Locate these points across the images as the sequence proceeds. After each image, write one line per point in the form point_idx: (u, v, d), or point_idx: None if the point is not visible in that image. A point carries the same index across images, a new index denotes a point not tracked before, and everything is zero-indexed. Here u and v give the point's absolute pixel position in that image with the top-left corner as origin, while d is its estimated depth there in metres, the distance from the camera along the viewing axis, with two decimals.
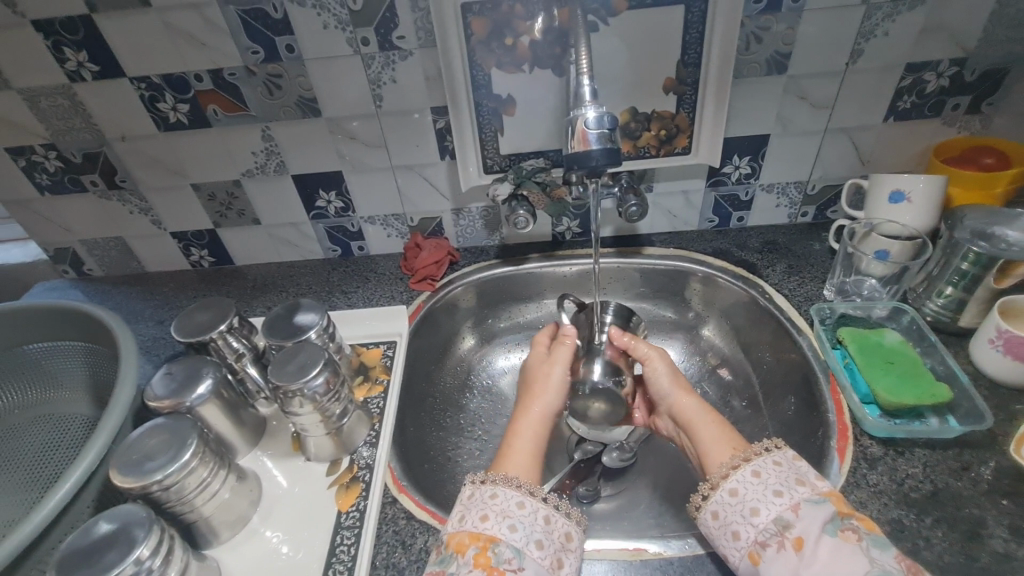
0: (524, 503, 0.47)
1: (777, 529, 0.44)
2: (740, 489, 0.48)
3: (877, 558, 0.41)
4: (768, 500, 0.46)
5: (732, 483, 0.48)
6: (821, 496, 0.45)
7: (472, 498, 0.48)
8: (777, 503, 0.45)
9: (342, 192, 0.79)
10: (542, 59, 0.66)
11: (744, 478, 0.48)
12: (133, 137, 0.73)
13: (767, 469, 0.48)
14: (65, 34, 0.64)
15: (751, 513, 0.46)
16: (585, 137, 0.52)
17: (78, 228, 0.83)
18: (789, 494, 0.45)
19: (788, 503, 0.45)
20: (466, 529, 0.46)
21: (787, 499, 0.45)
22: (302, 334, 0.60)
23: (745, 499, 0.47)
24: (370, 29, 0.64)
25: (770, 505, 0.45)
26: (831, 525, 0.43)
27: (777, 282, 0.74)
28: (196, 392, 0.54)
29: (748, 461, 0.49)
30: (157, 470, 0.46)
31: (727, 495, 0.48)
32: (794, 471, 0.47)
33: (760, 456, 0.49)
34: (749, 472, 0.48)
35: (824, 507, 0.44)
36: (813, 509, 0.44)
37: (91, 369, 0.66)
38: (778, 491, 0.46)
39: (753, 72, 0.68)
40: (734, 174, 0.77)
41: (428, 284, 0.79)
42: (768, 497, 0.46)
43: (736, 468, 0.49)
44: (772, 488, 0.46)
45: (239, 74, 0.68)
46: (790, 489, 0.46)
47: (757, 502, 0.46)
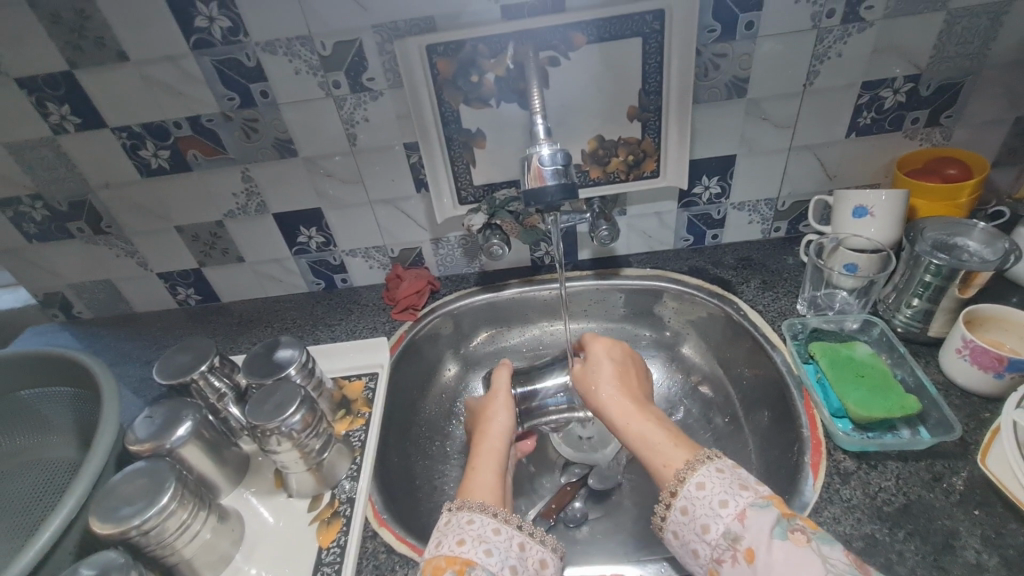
0: (500, 529, 0.47)
1: (727, 543, 0.43)
2: (689, 505, 0.46)
3: (828, 555, 0.40)
4: (715, 514, 0.45)
5: (681, 500, 0.47)
6: (764, 500, 0.44)
7: (449, 525, 0.48)
8: (723, 515, 0.44)
9: (323, 228, 0.81)
10: (508, 93, 0.68)
11: (690, 493, 0.47)
12: (116, 184, 0.75)
13: (710, 478, 0.47)
14: (48, 90, 0.67)
15: (703, 530, 0.45)
16: (542, 174, 0.54)
17: (66, 273, 0.85)
18: (733, 502, 0.44)
19: (734, 513, 0.44)
20: (443, 553, 0.45)
21: (733, 509, 0.44)
22: (282, 371, 0.61)
23: (695, 515, 0.46)
24: (340, 73, 0.67)
25: (717, 519, 0.44)
26: (778, 528, 0.42)
27: (751, 298, 0.75)
28: (176, 434, 0.55)
29: (695, 470, 0.48)
30: (135, 515, 0.47)
31: (678, 511, 0.47)
32: (737, 477, 0.46)
33: (706, 462, 0.48)
34: (693, 485, 0.47)
35: (768, 510, 0.43)
36: (758, 515, 0.43)
37: (77, 414, 0.67)
38: (723, 501, 0.45)
39: (714, 97, 0.70)
40: (704, 194, 0.79)
41: (411, 314, 0.81)
42: (715, 510, 0.45)
43: (687, 479, 0.47)
44: (717, 498, 0.45)
45: (216, 120, 0.70)
46: (735, 497, 0.45)
47: (706, 518, 0.45)
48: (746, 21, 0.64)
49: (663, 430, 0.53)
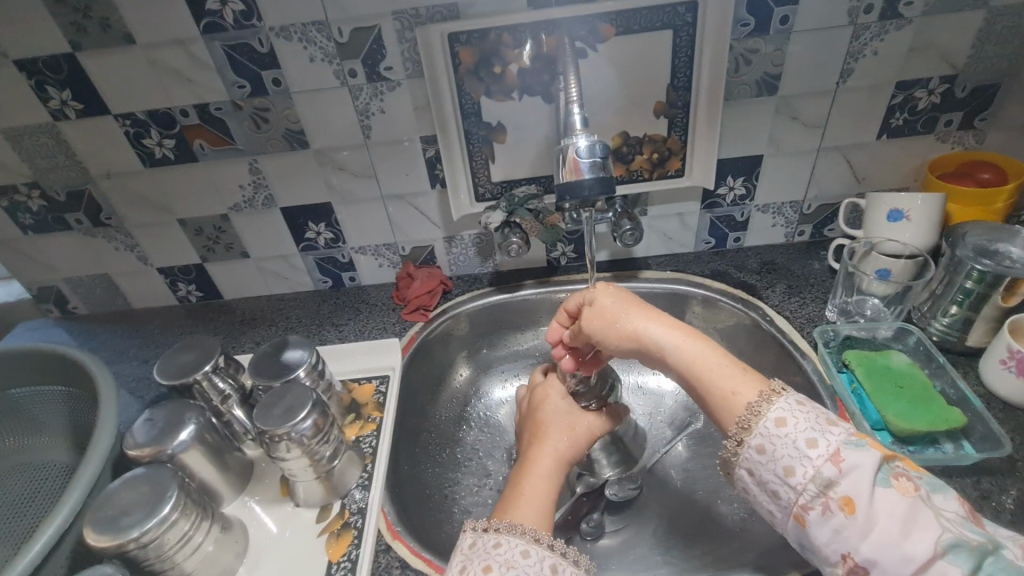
0: (530, 551, 0.44)
1: (820, 489, 0.41)
2: (767, 444, 0.44)
3: (937, 505, 0.40)
4: (802, 455, 0.42)
5: (757, 438, 0.44)
6: (859, 439, 0.42)
7: (474, 547, 0.45)
8: (813, 457, 0.42)
9: (332, 224, 0.78)
10: (532, 86, 0.65)
11: (766, 430, 0.44)
12: (118, 173, 0.72)
13: (792, 413, 0.44)
14: (48, 74, 0.64)
15: (786, 473, 0.43)
16: (578, 166, 0.52)
17: (62, 266, 0.82)
18: (827, 442, 0.42)
19: (827, 455, 0.42)
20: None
21: (824, 450, 0.42)
22: (291, 372, 0.58)
23: (775, 456, 0.43)
24: (356, 61, 0.64)
25: (805, 462, 0.42)
26: (882, 475, 0.40)
27: (777, 303, 0.72)
28: (177, 438, 0.52)
29: (772, 405, 0.45)
30: (134, 527, 0.43)
31: (756, 448, 0.44)
32: (820, 412, 0.45)
33: (782, 395, 0.46)
34: (772, 421, 0.44)
35: (868, 451, 0.41)
36: (857, 455, 0.41)
37: (72, 414, 0.64)
38: (811, 441, 0.42)
39: (744, 94, 0.67)
40: (728, 195, 0.76)
41: (422, 314, 0.78)
42: (803, 452, 0.42)
43: (763, 413, 0.45)
44: (803, 437, 0.43)
45: (225, 108, 0.67)
46: (824, 436, 0.42)
47: (790, 460, 0.43)
48: (781, 15, 0.62)
49: (722, 355, 0.49)
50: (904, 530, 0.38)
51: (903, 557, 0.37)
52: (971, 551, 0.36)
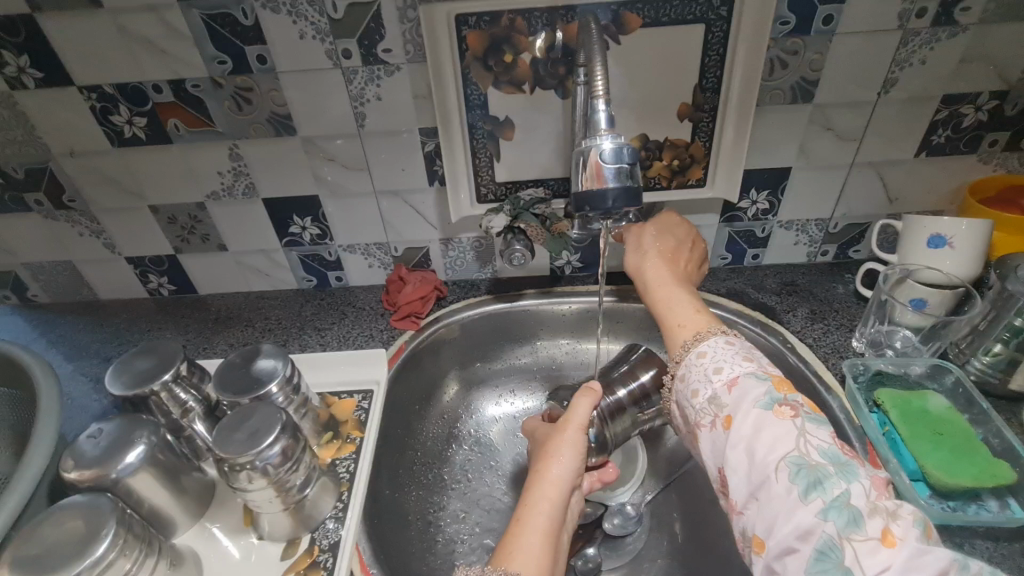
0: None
1: (711, 407, 0.42)
2: (687, 373, 0.46)
3: (809, 430, 0.37)
4: (708, 380, 0.44)
5: (683, 368, 0.47)
6: (764, 374, 0.42)
7: None
8: (715, 380, 0.43)
9: (319, 218, 0.71)
10: (545, 79, 0.59)
11: (691, 361, 0.46)
12: (82, 152, 0.65)
13: (715, 348, 0.46)
14: (4, 36, 0.57)
15: (692, 395, 0.44)
16: (601, 172, 0.45)
17: (21, 251, 0.75)
18: (730, 371, 0.43)
19: (726, 380, 0.43)
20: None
21: (726, 376, 0.43)
22: (261, 388, 0.51)
23: (690, 381, 0.45)
24: (352, 41, 0.57)
25: (707, 385, 0.44)
26: (765, 399, 0.40)
27: (798, 329, 0.67)
28: (125, 460, 0.45)
29: (699, 343, 0.47)
30: (60, 571, 0.37)
31: (683, 380, 0.46)
32: (744, 350, 0.46)
33: (709, 339, 0.48)
34: (696, 354, 0.46)
35: (764, 383, 0.41)
36: (750, 384, 0.41)
37: (15, 419, 0.57)
38: (718, 369, 0.44)
39: (777, 100, 0.61)
40: (750, 209, 0.71)
41: (412, 322, 0.71)
42: (709, 377, 0.44)
43: (692, 347, 0.48)
44: (713, 366, 0.44)
45: (203, 86, 0.60)
46: (732, 367, 0.44)
47: (697, 384, 0.45)
48: (825, 14, 0.56)
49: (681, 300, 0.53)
50: (757, 444, 0.38)
51: (754, 470, 0.37)
52: (809, 474, 0.35)
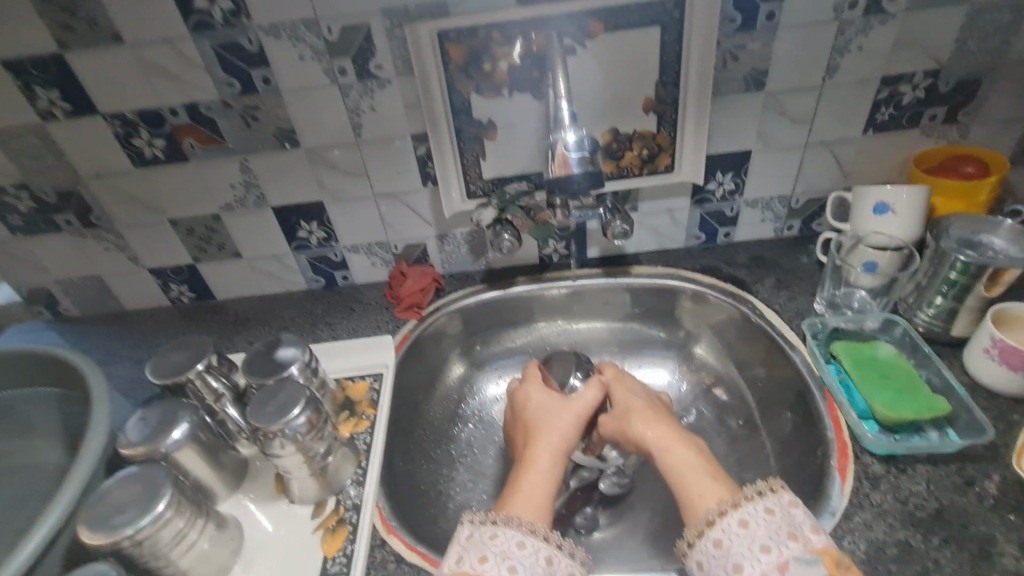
0: (525, 542, 0.46)
1: None
2: (725, 540, 0.44)
3: None
4: (755, 558, 0.43)
5: (717, 531, 0.45)
6: (813, 556, 0.42)
7: (471, 539, 0.46)
8: (763, 561, 0.42)
9: (324, 222, 0.78)
10: (522, 83, 0.66)
11: (730, 528, 0.45)
12: (107, 174, 0.72)
13: (757, 518, 0.45)
14: (36, 73, 0.63)
15: (736, 569, 0.43)
16: (567, 160, 0.54)
17: (52, 268, 0.81)
18: (779, 550, 0.43)
19: (777, 561, 0.42)
20: (463, 570, 0.44)
21: (775, 557, 0.42)
22: (284, 370, 0.58)
23: (729, 552, 0.44)
24: (346, 59, 0.64)
25: (755, 562, 0.43)
26: None
27: (766, 297, 0.73)
28: (172, 437, 0.52)
29: (739, 507, 0.45)
30: (129, 524, 0.43)
31: (719, 535, 0.45)
32: (786, 522, 0.44)
33: (733, 510, 0.46)
34: (735, 521, 0.45)
35: (816, 569, 0.41)
36: (804, 571, 0.41)
37: (65, 415, 0.64)
38: (767, 547, 0.43)
39: (732, 90, 0.68)
40: (718, 191, 0.77)
41: (415, 312, 0.78)
42: (756, 553, 0.43)
43: (726, 515, 0.45)
44: (760, 543, 0.43)
45: (215, 107, 0.67)
46: (780, 545, 0.43)
47: (741, 558, 0.43)
48: (767, 11, 0.62)
49: (705, 463, 0.51)
50: None
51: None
52: None
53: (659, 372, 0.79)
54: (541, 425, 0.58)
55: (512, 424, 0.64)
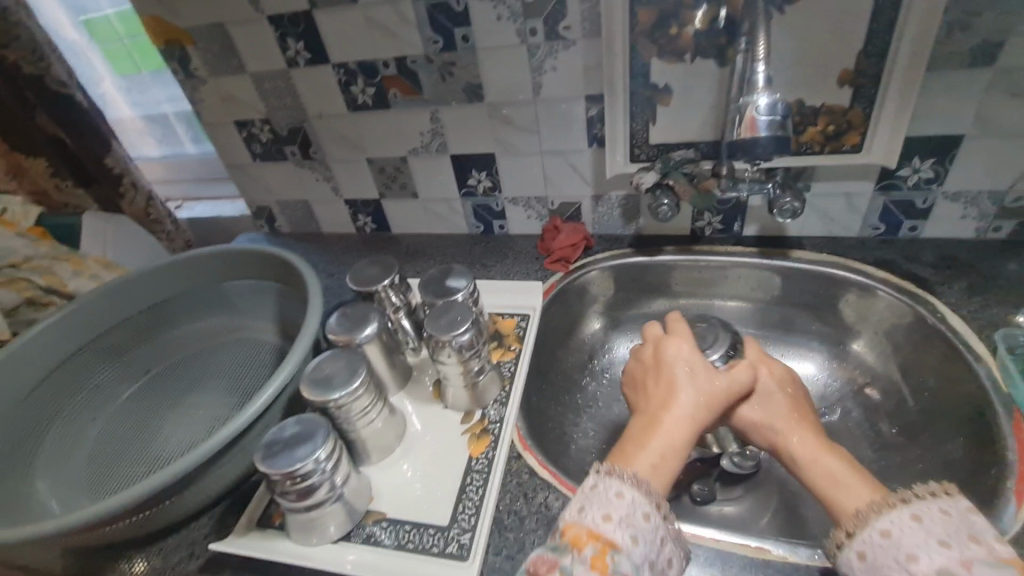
0: (649, 516, 0.45)
1: None
2: (892, 531, 0.42)
3: None
4: (928, 547, 0.40)
5: (883, 522, 0.43)
6: (1003, 562, 0.38)
7: (594, 490, 0.47)
8: (943, 554, 0.39)
9: (492, 173, 0.85)
10: (706, 48, 0.65)
11: (899, 519, 0.42)
12: (328, 115, 0.86)
13: (930, 513, 0.42)
14: (290, 27, 0.77)
15: (908, 564, 0.40)
16: (754, 123, 0.54)
17: (276, 191, 1.00)
18: (963, 552, 0.39)
19: (957, 557, 0.39)
20: (585, 524, 0.44)
21: (956, 553, 0.39)
22: (452, 295, 0.66)
23: (900, 543, 0.41)
24: (539, 20, 0.68)
25: (932, 555, 0.39)
26: None
27: (953, 301, 0.66)
28: (364, 332, 0.63)
29: (908, 501, 0.43)
30: (335, 390, 0.55)
31: (882, 528, 0.42)
32: (967, 526, 0.41)
33: (880, 513, 0.43)
34: (905, 514, 0.42)
35: (1007, 571, 0.37)
36: (991, 570, 0.37)
37: (282, 306, 0.80)
38: (943, 542, 0.40)
39: (953, 65, 0.60)
40: (912, 177, 0.70)
41: (563, 265, 0.83)
42: (933, 548, 0.40)
43: (870, 522, 0.43)
44: (936, 537, 0.40)
45: (419, 61, 0.76)
46: (960, 544, 0.39)
47: (917, 550, 0.40)
48: None
49: (848, 464, 0.49)
50: None
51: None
52: None
53: (802, 364, 0.77)
54: (674, 376, 0.56)
55: (644, 370, 0.60)
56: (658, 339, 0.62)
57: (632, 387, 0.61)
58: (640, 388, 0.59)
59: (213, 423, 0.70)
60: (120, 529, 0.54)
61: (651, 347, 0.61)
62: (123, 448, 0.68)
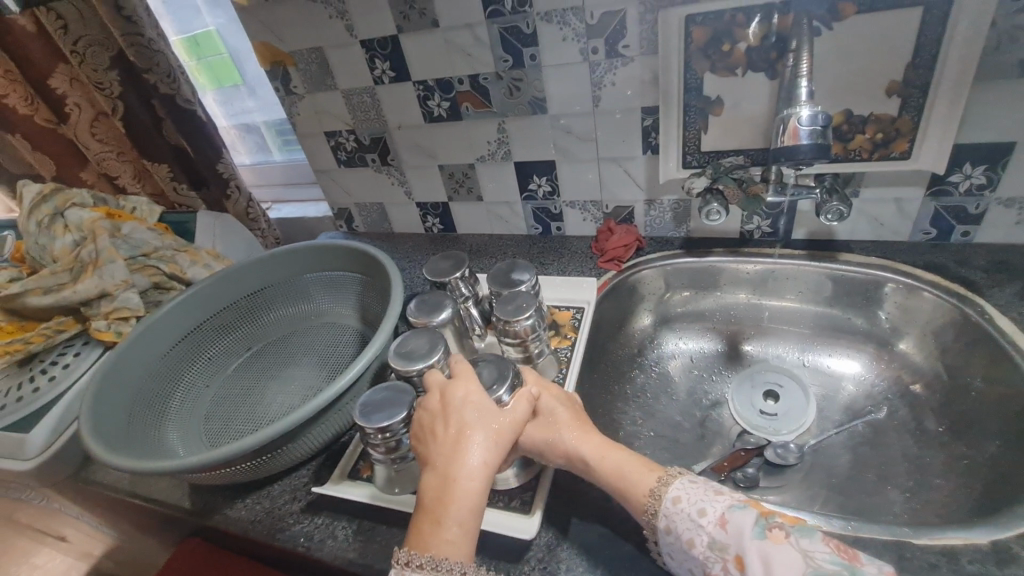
0: None
1: (717, 553, 0.46)
2: (672, 524, 0.49)
3: (807, 548, 0.43)
4: (697, 525, 0.48)
5: (663, 520, 0.50)
6: (739, 503, 0.48)
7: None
8: (704, 525, 0.48)
9: (552, 178, 0.93)
10: (757, 63, 0.70)
11: (669, 510, 0.50)
12: (406, 126, 0.96)
13: (685, 491, 0.51)
14: (379, 50, 0.88)
15: (688, 545, 0.48)
16: (798, 133, 0.59)
17: (355, 194, 1.12)
18: (712, 509, 0.48)
19: (714, 520, 0.47)
20: None
21: (712, 516, 0.48)
22: (516, 286, 0.74)
23: (678, 532, 0.49)
24: (600, 40, 0.76)
25: (698, 529, 0.48)
26: (757, 528, 0.45)
27: (1004, 304, 0.67)
28: (440, 316, 0.72)
29: (670, 486, 0.51)
30: (419, 361, 0.63)
31: (672, 519, 0.49)
32: (708, 487, 0.51)
33: (675, 479, 0.52)
34: (670, 501, 0.50)
35: (747, 511, 0.47)
36: (738, 517, 0.46)
37: (364, 295, 0.90)
38: (702, 510, 0.48)
39: (1002, 75, 0.63)
40: (963, 184, 0.72)
41: (615, 264, 0.89)
42: (696, 521, 0.48)
43: (664, 492, 0.51)
44: (696, 508, 0.49)
45: (490, 78, 0.85)
46: (711, 505, 0.49)
47: (689, 532, 0.48)
48: None
49: (634, 457, 0.56)
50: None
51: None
52: None
53: (846, 362, 0.80)
54: (464, 434, 0.54)
55: (429, 420, 0.56)
56: (443, 384, 0.59)
57: (417, 438, 0.57)
58: (429, 440, 0.55)
59: (305, 393, 0.81)
60: (241, 471, 0.64)
61: (435, 394, 0.58)
62: (234, 410, 0.80)
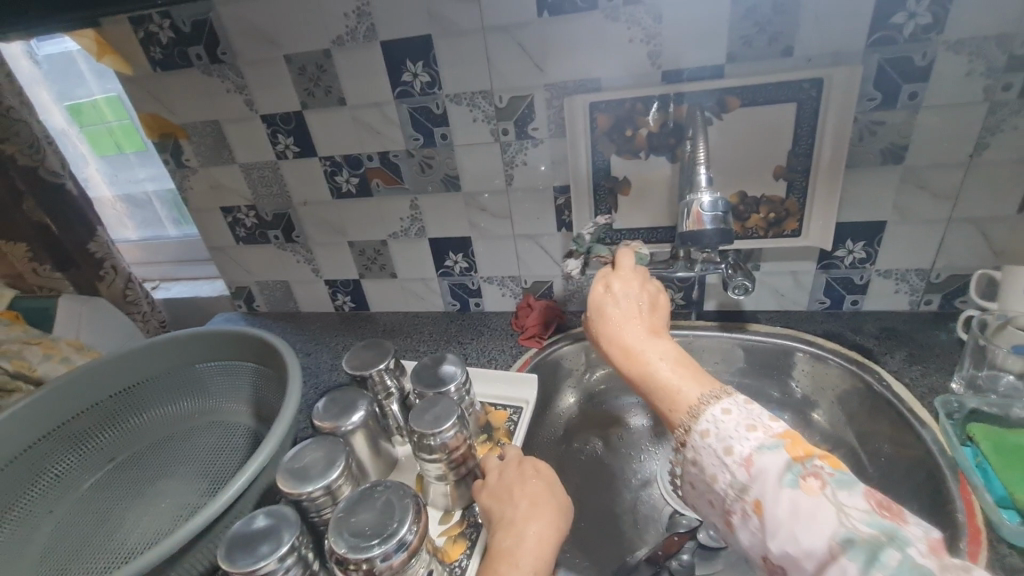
0: None
1: (736, 492, 0.40)
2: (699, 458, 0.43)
3: (842, 502, 0.35)
4: (722, 464, 0.41)
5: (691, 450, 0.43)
6: (773, 441, 0.40)
7: None
8: (729, 463, 0.40)
9: (468, 255, 0.91)
10: (658, 147, 0.74)
11: (696, 441, 0.43)
12: (312, 203, 0.91)
13: (714, 421, 0.43)
14: (281, 124, 0.84)
15: (711, 480, 0.42)
16: (700, 218, 0.60)
17: (256, 271, 1.03)
18: (739, 449, 0.40)
19: (741, 460, 0.40)
20: None
21: (739, 457, 0.40)
22: (443, 386, 0.68)
23: (704, 466, 0.42)
24: (510, 122, 0.77)
25: (723, 468, 0.41)
26: (789, 475, 0.37)
27: (896, 369, 0.71)
28: (351, 419, 0.64)
29: (701, 416, 0.43)
30: (314, 481, 0.55)
31: (697, 452, 0.43)
32: (745, 416, 0.42)
33: (709, 404, 0.44)
34: (698, 433, 0.43)
35: (780, 453, 0.39)
36: (768, 458, 0.39)
37: (257, 387, 0.79)
38: (728, 448, 0.41)
39: (868, 163, 0.70)
40: (847, 258, 0.78)
41: (537, 341, 0.87)
42: (721, 460, 0.41)
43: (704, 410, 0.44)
44: (722, 444, 0.41)
45: (401, 155, 0.83)
46: (741, 441, 0.41)
47: (714, 468, 0.41)
48: (909, 91, 0.64)
49: (676, 362, 0.49)
50: (799, 531, 0.35)
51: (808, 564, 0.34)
52: (862, 548, 0.32)
53: None
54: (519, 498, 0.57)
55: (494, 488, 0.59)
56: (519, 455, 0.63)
57: (490, 497, 0.58)
58: (501, 496, 0.58)
59: (183, 511, 0.69)
60: None
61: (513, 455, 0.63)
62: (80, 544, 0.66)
